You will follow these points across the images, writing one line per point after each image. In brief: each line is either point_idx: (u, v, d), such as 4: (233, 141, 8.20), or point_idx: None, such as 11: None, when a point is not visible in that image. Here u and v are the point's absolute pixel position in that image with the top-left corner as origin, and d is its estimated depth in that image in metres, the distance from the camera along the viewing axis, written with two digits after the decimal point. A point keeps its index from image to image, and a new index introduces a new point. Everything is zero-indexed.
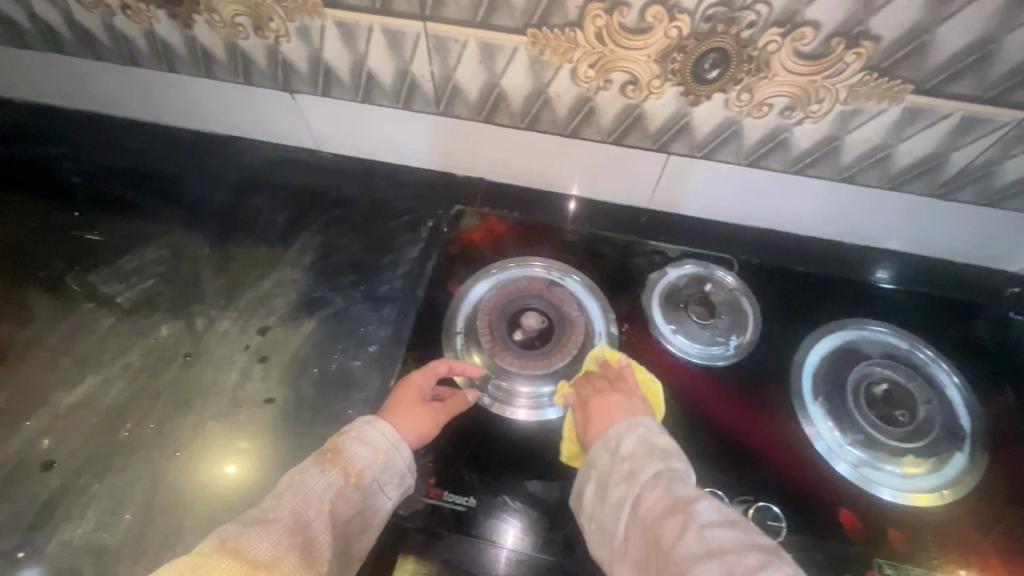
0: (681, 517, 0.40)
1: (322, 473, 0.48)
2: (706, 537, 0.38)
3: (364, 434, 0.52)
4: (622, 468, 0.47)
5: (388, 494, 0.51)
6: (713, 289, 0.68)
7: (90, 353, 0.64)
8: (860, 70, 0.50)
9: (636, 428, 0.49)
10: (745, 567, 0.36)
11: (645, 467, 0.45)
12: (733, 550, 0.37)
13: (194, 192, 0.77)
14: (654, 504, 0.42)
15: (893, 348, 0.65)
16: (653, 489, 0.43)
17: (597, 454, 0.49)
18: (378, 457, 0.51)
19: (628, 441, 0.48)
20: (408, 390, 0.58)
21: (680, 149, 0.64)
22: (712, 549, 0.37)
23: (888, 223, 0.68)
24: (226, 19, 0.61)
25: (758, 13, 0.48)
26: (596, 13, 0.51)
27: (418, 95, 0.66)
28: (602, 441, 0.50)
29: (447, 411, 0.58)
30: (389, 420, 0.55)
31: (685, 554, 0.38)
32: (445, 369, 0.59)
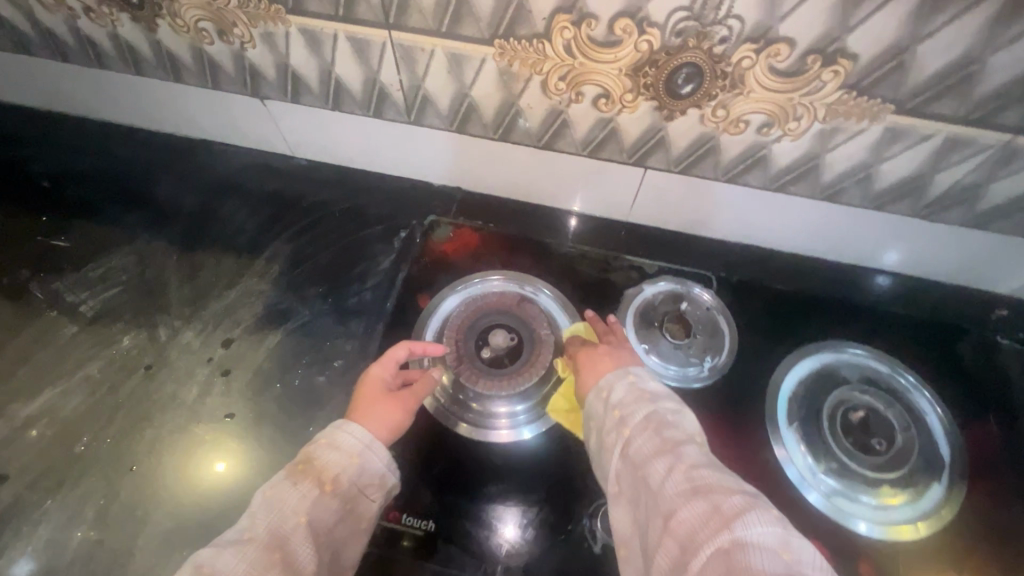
0: (671, 459, 0.42)
1: (294, 487, 0.46)
2: (693, 477, 0.40)
3: (335, 439, 0.50)
4: (614, 414, 0.48)
5: (373, 496, 0.49)
6: (690, 307, 0.67)
7: (49, 364, 0.63)
8: (838, 88, 0.48)
9: (626, 378, 0.51)
10: (732, 505, 0.37)
11: (635, 412, 0.47)
12: (719, 491, 0.39)
13: (164, 198, 0.75)
14: (645, 447, 0.44)
15: (872, 372, 0.63)
16: (645, 432, 0.45)
17: (594, 406, 0.51)
18: (353, 460, 0.49)
19: (619, 391, 0.50)
20: (371, 384, 0.56)
21: (656, 164, 0.62)
22: (699, 488, 0.39)
23: (873, 242, 0.66)
24: (188, 24, 0.59)
25: (730, 28, 0.46)
26: (563, 25, 0.49)
27: (389, 104, 0.64)
28: (596, 393, 0.52)
29: (416, 395, 0.56)
30: (359, 421, 0.53)
31: (672, 492, 0.40)
32: (404, 353, 0.58)
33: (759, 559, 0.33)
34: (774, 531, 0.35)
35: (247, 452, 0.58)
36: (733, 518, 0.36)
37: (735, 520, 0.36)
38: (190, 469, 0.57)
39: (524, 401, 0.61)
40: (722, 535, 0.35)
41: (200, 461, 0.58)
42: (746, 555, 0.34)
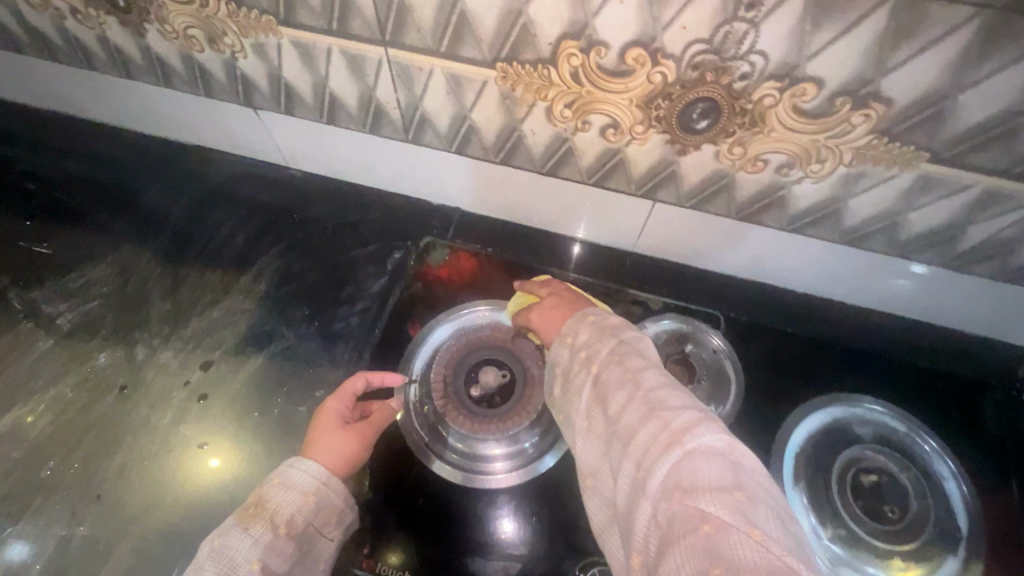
0: (628, 387, 0.39)
1: (245, 533, 0.45)
2: (649, 398, 0.38)
3: (288, 477, 0.49)
4: (580, 357, 0.45)
5: (329, 535, 0.48)
6: (695, 349, 0.63)
7: (21, 378, 0.60)
8: (869, 132, 0.44)
9: (584, 319, 0.48)
10: (682, 421, 0.36)
11: (601, 348, 0.44)
12: (672, 407, 0.37)
13: (151, 206, 0.72)
14: (607, 377, 0.41)
15: (888, 432, 0.58)
16: (607, 363, 0.42)
17: (559, 353, 0.47)
18: (308, 499, 0.48)
19: (582, 333, 0.47)
20: (326, 417, 0.54)
21: (666, 197, 0.58)
22: (653, 407, 0.37)
23: (893, 289, 0.62)
24: (177, 30, 0.56)
25: (752, 64, 0.42)
26: (571, 51, 0.45)
27: (385, 121, 0.60)
28: (560, 340, 0.48)
29: (374, 428, 0.55)
30: (314, 454, 0.52)
31: (629, 415, 0.38)
32: (362, 383, 0.57)
33: (706, 470, 0.33)
34: (723, 442, 0.35)
35: (245, 450, 0.57)
36: (682, 433, 0.35)
37: (684, 435, 0.35)
38: (189, 465, 0.56)
39: (515, 445, 0.58)
40: (673, 452, 0.34)
41: (196, 455, 0.57)
42: (694, 470, 0.33)
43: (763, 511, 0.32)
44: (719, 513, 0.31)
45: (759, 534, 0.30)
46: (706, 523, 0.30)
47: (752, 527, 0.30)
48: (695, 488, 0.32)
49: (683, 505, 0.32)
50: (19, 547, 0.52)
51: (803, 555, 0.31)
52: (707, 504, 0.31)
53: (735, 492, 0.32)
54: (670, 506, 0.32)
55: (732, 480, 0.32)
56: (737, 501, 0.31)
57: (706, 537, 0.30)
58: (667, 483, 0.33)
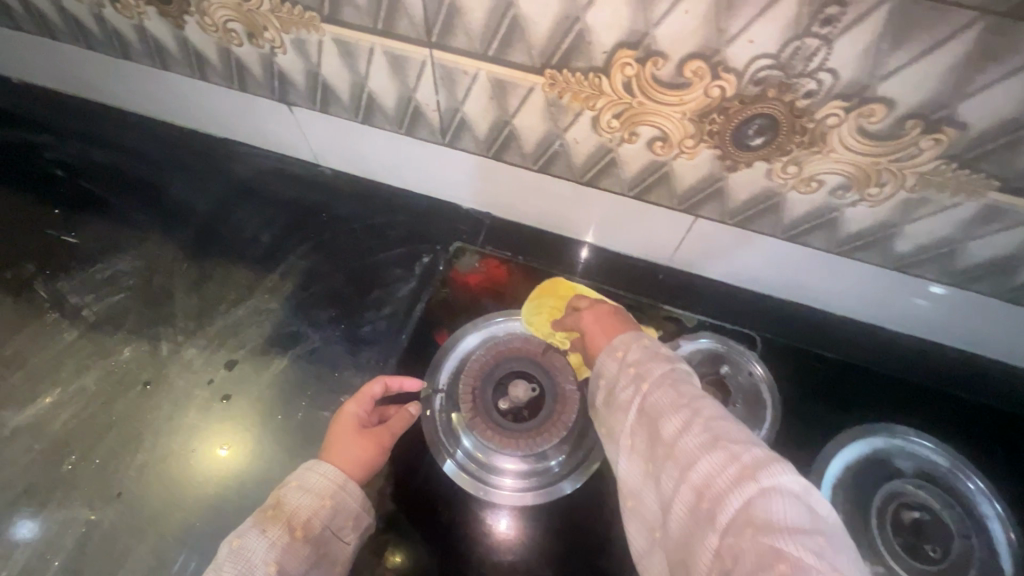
0: (688, 413, 0.40)
1: (263, 535, 0.45)
2: (711, 427, 0.39)
3: (305, 481, 0.49)
4: (627, 373, 0.46)
5: (346, 538, 0.48)
6: (731, 371, 0.61)
7: (45, 369, 0.59)
8: (936, 158, 0.42)
9: (636, 339, 0.49)
10: (752, 456, 0.36)
11: (652, 368, 0.45)
12: (738, 441, 0.38)
13: (179, 198, 0.72)
14: (661, 400, 0.42)
15: (931, 467, 0.56)
16: (661, 387, 0.43)
17: (606, 365, 0.49)
18: (325, 502, 0.48)
19: (634, 351, 0.48)
20: (344, 421, 0.54)
21: (709, 213, 0.56)
22: (718, 437, 0.38)
23: (941, 318, 0.59)
24: (217, 23, 0.55)
25: (819, 82, 0.40)
26: (626, 61, 0.43)
27: (423, 124, 0.59)
28: (609, 354, 0.49)
29: (391, 433, 0.54)
30: (330, 458, 0.51)
31: (691, 443, 0.38)
32: (380, 388, 0.56)
33: (781, 508, 0.33)
34: (796, 481, 0.35)
35: (259, 447, 0.56)
36: (756, 468, 0.35)
37: (759, 471, 0.35)
38: (200, 461, 0.55)
39: (546, 462, 0.56)
40: (743, 488, 0.34)
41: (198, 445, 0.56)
42: (769, 506, 0.33)
43: (841, 557, 0.32)
44: (797, 552, 0.31)
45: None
46: (782, 561, 0.30)
47: (835, 572, 0.30)
48: (768, 524, 0.32)
49: (755, 541, 0.32)
50: (27, 524, 0.53)
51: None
52: (782, 543, 0.31)
53: (814, 534, 0.32)
54: (742, 539, 0.32)
55: (809, 521, 0.33)
56: (814, 543, 0.31)
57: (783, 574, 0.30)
58: (739, 518, 0.33)
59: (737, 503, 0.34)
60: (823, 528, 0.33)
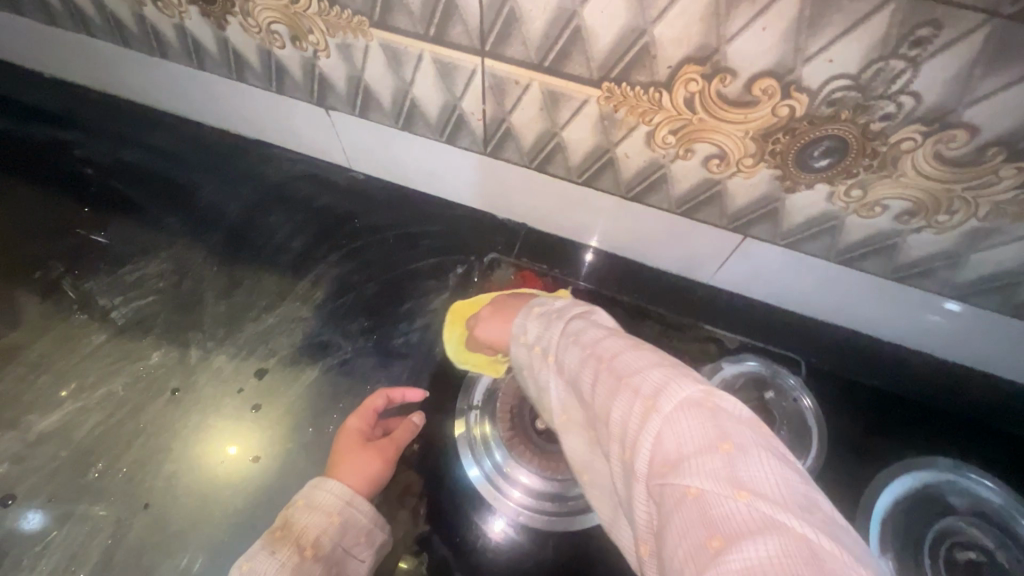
0: (593, 364, 0.37)
1: (272, 556, 0.44)
2: (612, 368, 0.35)
3: (313, 499, 0.47)
4: (536, 347, 0.43)
5: (359, 556, 0.47)
6: (776, 397, 0.59)
7: (72, 373, 0.58)
8: (1016, 187, 0.40)
9: (523, 320, 0.46)
10: (652, 385, 0.33)
11: (549, 335, 0.42)
12: (639, 372, 0.34)
13: (210, 200, 0.71)
14: (570, 361, 0.39)
15: (985, 506, 0.53)
16: (568, 348, 0.40)
17: (520, 354, 0.45)
18: (333, 519, 0.47)
19: (532, 328, 0.45)
20: (348, 436, 0.53)
21: (760, 234, 0.54)
22: (620, 376, 0.34)
23: (997, 350, 0.57)
24: (261, 24, 0.54)
25: (899, 106, 0.38)
26: (691, 76, 0.41)
27: (464, 132, 0.57)
28: (514, 341, 0.46)
29: (396, 445, 0.53)
30: (336, 473, 0.50)
31: (601, 395, 0.35)
32: (383, 400, 0.55)
33: (687, 431, 0.30)
34: (698, 392, 0.32)
35: (285, 456, 0.55)
36: (657, 397, 0.32)
37: (660, 399, 0.32)
38: (222, 464, 0.54)
39: None
40: (647, 424, 0.31)
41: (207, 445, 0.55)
42: (674, 435, 0.30)
43: (756, 460, 0.28)
44: (702, 479, 0.27)
45: (744, 493, 0.26)
46: (690, 488, 0.27)
47: (741, 488, 0.27)
48: (678, 456, 0.29)
49: (667, 479, 0.29)
50: (36, 514, 0.51)
51: (807, 503, 0.27)
52: (690, 472, 0.28)
53: (719, 449, 0.28)
54: (657, 480, 0.29)
55: (715, 435, 0.29)
56: (721, 458, 0.28)
57: (693, 502, 0.27)
58: (652, 458, 0.30)
59: (649, 442, 0.31)
60: (733, 438, 0.29)
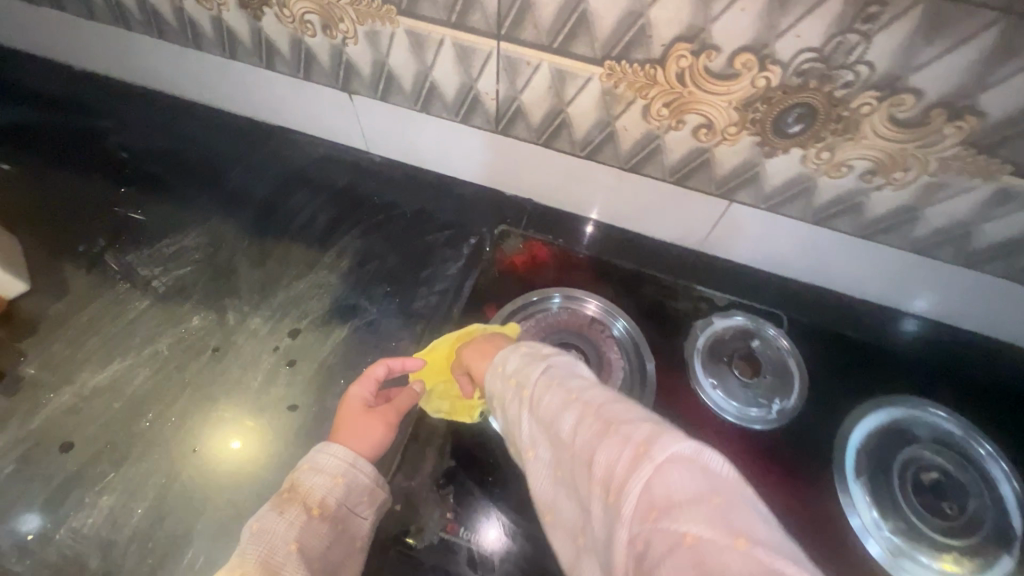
0: (579, 408, 0.39)
1: (281, 516, 0.48)
2: (602, 414, 0.38)
3: (317, 462, 0.52)
4: (512, 381, 0.45)
5: (363, 514, 0.51)
6: (761, 345, 0.65)
7: (120, 335, 0.63)
8: (959, 144, 0.47)
9: (506, 355, 0.48)
10: (643, 433, 0.35)
11: (530, 372, 0.44)
12: (629, 421, 0.37)
13: (239, 181, 0.76)
14: (551, 401, 0.41)
15: (947, 435, 0.61)
16: (551, 390, 0.42)
17: (493, 383, 0.47)
18: (337, 480, 0.51)
19: (513, 361, 0.47)
20: (350, 404, 0.56)
21: (744, 198, 0.61)
22: (609, 423, 0.37)
23: (954, 301, 0.64)
24: (295, 14, 0.60)
25: (857, 74, 0.45)
26: (682, 53, 0.48)
27: (478, 112, 0.64)
28: (493, 372, 0.48)
29: (396, 409, 0.57)
30: (339, 440, 0.54)
31: (586, 438, 0.37)
32: (383, 369, 0.58)
33: (678, 479, 0.32)
34: (688, 443, 0.34)
35: (320, 404, 0.60)
36: (648, 444, 0.34)
37: (651, 446, 0.34)
38: (264, 412, 0.60)
39: None
40: (637, 471, 0.33)
41: (207, 442, 0.58)
42: (667, 482, 0.32)
43: (746, 515, 0.30)
44: (700, 529, 0.29)
45: (743, 542, 0.29)
46: (688, 537, 0.29)
47: (737, 537, 0.29)
48: (670, 503, 0.31)
49: (660, 527, 0.30)
50: (72, 480, 0.55)
51: (793, 554, 0.29)
52: (685, 521, 0.30)
53: (714, 498, 0.31)
54: (648, 527, 0.31)
55: (707, 485, 0.31)
56: (716, 509, 0.30)
57: (691, 552, 0.28)
58: (642, 504, 0.32)
59: (638, 488, 0.32)
60: (725, 491, 0.31)
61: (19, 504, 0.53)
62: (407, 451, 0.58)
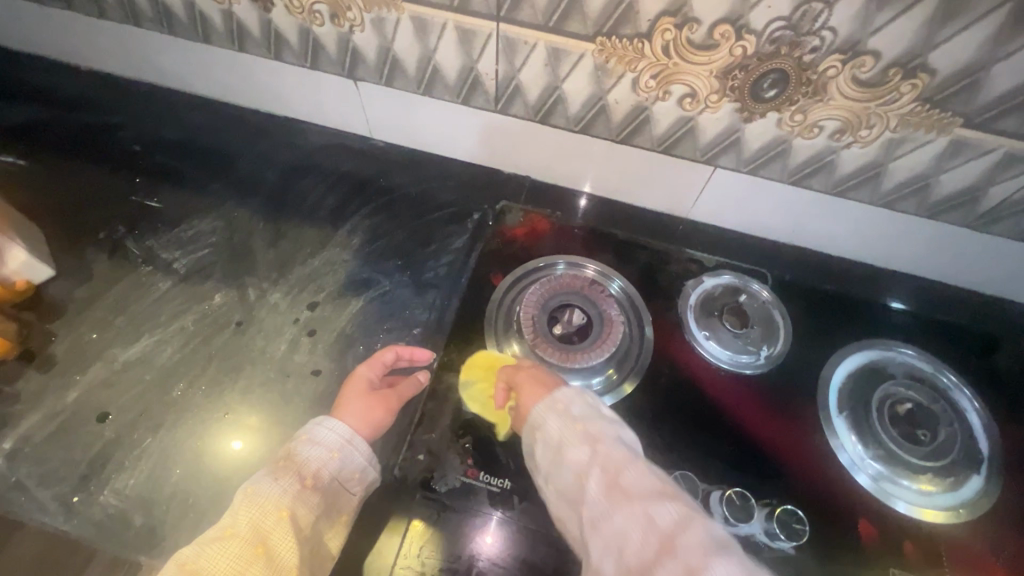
0: (684, 508, 0.41)
1: (276, 482, 0.52)
2: (710, 528, 0.40)
3: (317, 435, 0.55)
4: (576, 429, 0.49)
5: (353, 490, 0.54)
6: (747, 300, 0.71)
7: (146, 314, 0.66)
8: (914, 100, 0.53)
9: (568, 399, 0.52)
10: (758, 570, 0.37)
11: (613, 439, 0.48)
12: (740, 552, 0.39)
13: (249, 168, 0.80)
14: (649, 487, 0.43)
15: (918, 370, 0.67)
16: (626, 460, 0.46)
17: (546, 417, 0.51)
18: (333, 455, 0.54)
19: (575, 406, 0.51)
20: (355, 381, 0.60)
21: (727, 163, 0.66)
22: (722, 543, 0.39)
23: (919, 250, 0.71)
24: (305, 5, 0.64)
25: (823, 39, 0.51)
26: (666, 27, 0.54)
27: (479, 92, 0.68)
28: (548, 404, 0.52)
29: (397, 396, 0.60)
30: (340, 416, 0.57)
31: (693, 540, 0.39)
32: (391, 355, 0.62)
33: None
34: None
35: (342, 369, 0.64)
36: None
37: None
38: (290, 378, 0.63)
39: (594, 377, 0.64)
40: None
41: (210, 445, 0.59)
42: None
43: None
44: None
45: None
46: None
47: None
48: None
49: None
50: (109, 446, 0.58)
51: None
52: None
53: None
54: None
55: None
56: None
57: None
58: None
59: None
60: None
61: (62, 471, 0.56)
62: (425, 409, 0.61)
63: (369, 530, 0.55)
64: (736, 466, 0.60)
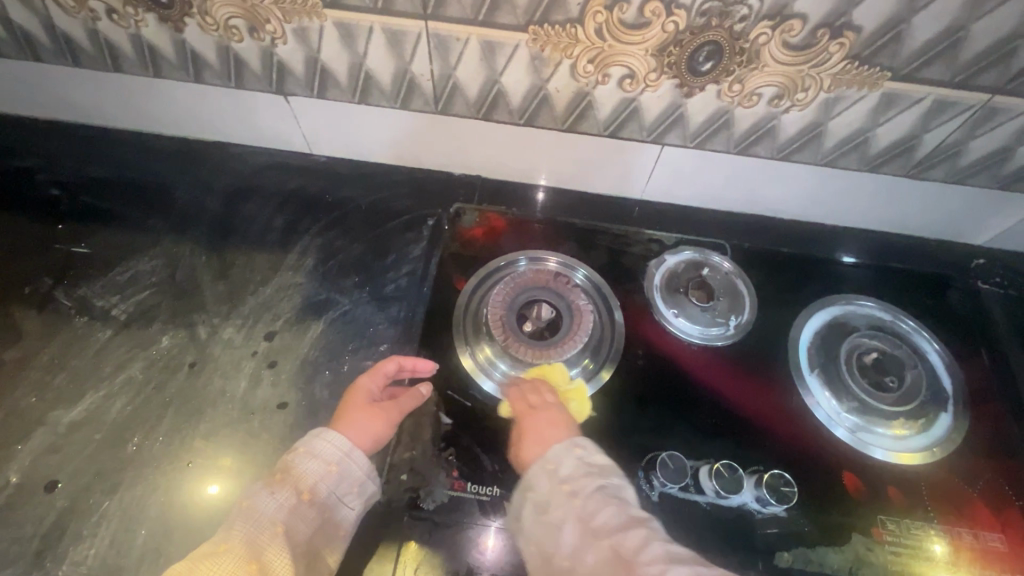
0: (640, 531, 0.41)
1: (272, 496, 0.49)
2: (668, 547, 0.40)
3: (314, 447, 0.52)
4: (562, 489, 0.47)
5: (351, 504, 0.51)
6: (711, 272, 0.71)
7: (88, 369, 0.62)
8: (844, 59, 0.55)
9: (573, 453, 0.50)
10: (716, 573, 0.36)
11: (586, 483, 0.46)
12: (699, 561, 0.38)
13: (185, 199, 0.75)
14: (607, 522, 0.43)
15: (878, 320, 0.69)
16: (597, 503, 0.44)
17: (536, 478, 0.49)
18: (332, 468, 0.51)
19: (566, 466, 0.49)
20: (358, 393, 0.58)
21: (674, 140, 0.66)
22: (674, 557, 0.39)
23: (865, 204, 0.73)
24: (220, 21, 0.60)
25: (750, 7, 0.52)
26: (597, 9, 0.53)
27: (417, 94, 0.66)
28: (541, 468, 0.50)
29: (400, 408, 0.57)
30: (341, 428, 0.55)
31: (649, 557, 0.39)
32: (393, 366, 0.60)
33: None
34: None
35: (308, 397, 0.61)
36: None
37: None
38: (255, 415, 0.60)
39: (569, 370, 0.63)
40: None
41: (175, 497, 0.55)
42: None
43: None
44: None
45: None
46: None
47: None
48: None
49: None
50: (62, 516, 0.54)
51: None
52: None
53: None
54: None
55: None
56: None
57: None
58: None
59: None
60: None
61: (11, 552, 0.52)
62: (404, 425, 0.58)
63: (358, 561, 0.52)
64: (721, 439, 0.60)
